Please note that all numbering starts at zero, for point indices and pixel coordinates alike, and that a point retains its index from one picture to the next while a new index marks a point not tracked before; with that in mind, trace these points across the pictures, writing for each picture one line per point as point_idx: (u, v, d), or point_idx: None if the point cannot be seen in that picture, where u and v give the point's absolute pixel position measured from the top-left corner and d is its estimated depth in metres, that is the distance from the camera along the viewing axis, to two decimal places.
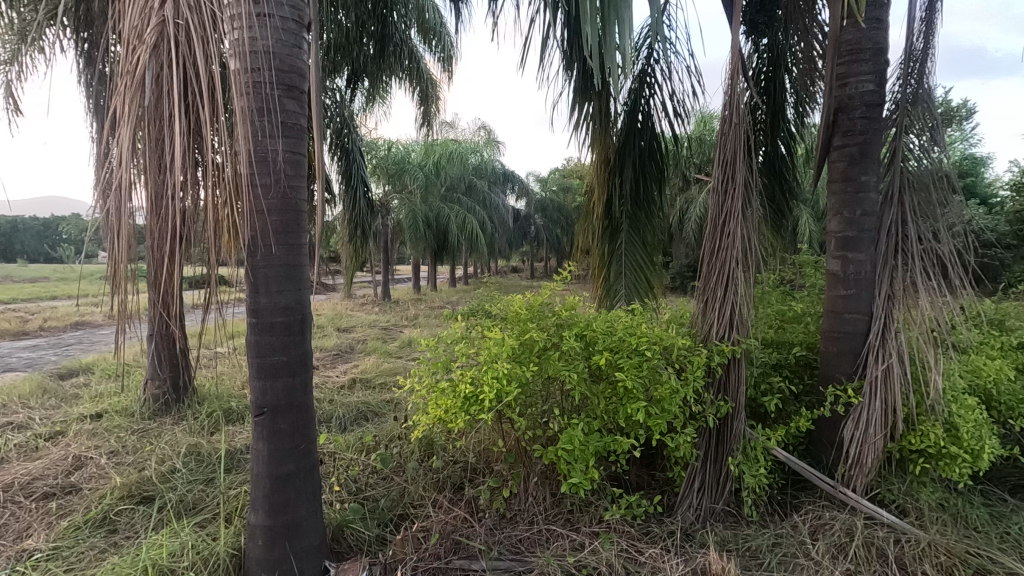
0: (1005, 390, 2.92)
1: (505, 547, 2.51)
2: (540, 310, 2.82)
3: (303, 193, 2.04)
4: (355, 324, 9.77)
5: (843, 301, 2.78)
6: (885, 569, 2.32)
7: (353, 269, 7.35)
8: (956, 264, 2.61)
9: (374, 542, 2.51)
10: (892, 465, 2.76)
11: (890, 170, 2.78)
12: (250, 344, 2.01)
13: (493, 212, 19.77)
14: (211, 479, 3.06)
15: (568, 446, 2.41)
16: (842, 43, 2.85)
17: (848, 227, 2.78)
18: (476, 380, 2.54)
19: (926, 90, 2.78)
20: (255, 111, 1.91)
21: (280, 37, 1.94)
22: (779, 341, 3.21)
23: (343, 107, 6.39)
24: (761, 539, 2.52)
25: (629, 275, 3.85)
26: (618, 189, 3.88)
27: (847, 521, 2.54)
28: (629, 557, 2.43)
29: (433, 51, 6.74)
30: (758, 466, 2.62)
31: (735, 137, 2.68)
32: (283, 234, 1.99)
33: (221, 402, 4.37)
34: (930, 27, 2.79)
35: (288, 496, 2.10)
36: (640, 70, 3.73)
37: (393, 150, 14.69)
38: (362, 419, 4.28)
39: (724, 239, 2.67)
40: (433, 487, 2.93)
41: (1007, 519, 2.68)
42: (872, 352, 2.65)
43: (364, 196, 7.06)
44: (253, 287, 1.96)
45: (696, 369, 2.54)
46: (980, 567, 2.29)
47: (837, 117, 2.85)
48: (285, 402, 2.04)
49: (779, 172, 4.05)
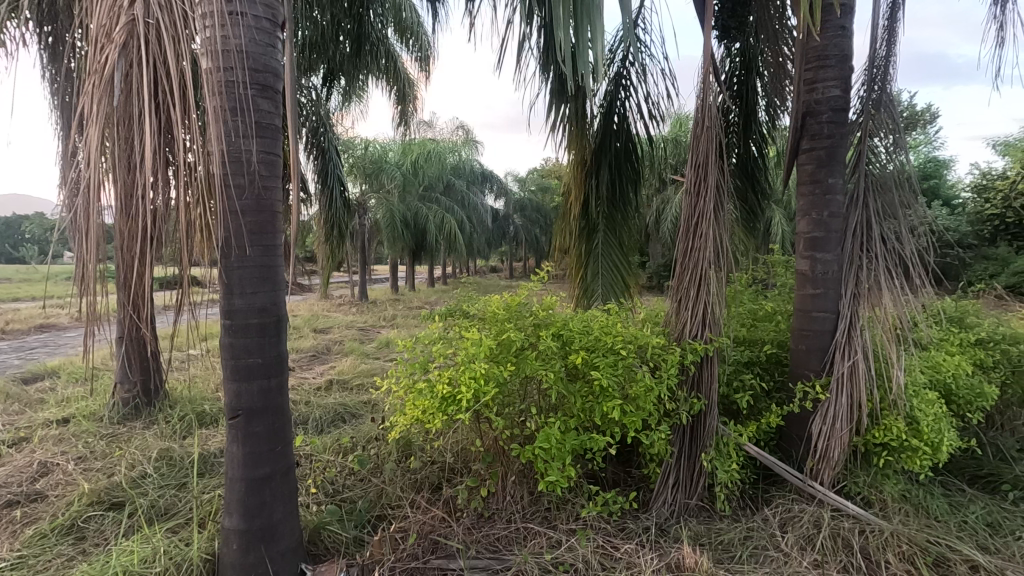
0: (964, 385, 3.04)
1: (484, 545, 2.53)
2: (518, 310, 2.84)
3: (278, 193, 2.02)
4: (332, 325, 9.70)
5: (811, 300, 2.85)
6: (850, 559, 2.41)
7: (330, 270, 7.29)
8: (917, 264, 2.72)
9: (351, 543, 2.51)
10: (857, 458, 2.85)
11: (855, 173, 2.87)
12: (224, 346, 1.98)
13: (472, 212, 19.77)
14: (184, 483, 3.01)
15: (545, 444, 2.44)
16: (809, 49, 2.93)
17: (816, 228, 2.85)
18: (453, 380, 2.56)
19: (889, 96, 2.88)
20: (228, 111, 1.88)
21: (254, 36, 1.91)
22: (751, 339, 3.28)
23: (319, 105, 6.33)
24: (733, 533, 2.59)
25: (605, 275, 3.91)
26: (595, 190, 3.92)
27: (815, 512, 2.62)
28: (606, 553, 2.47)
29: (410, 49, 6.70)
30: (731, 462, 2.68)
31: (707, 141, 2.75)
32: (257, 235, 1.97)
33: (193, 405, 4.29)
34: (892, 35, 2.92)
35: (264, 498, 2.08)
36: (616, 73, 3.80)
37: (369, 150, 14.58)
38: (339, 420, 4.26)
39: (697, 240, 2.73)
40: (411, 488, 2.93)
41: (965, 508, 2.80)
42: (839, 350, 2.73)
43: (341, 196, 7.01)
44: (227, 288, 1.94)
45: (670, 367, 2.60)
46: (940, 555, 2.39)
47: (805, 121, 2.93)
48: (260, 404, 2.02)
49: (752, 173, 4.13)
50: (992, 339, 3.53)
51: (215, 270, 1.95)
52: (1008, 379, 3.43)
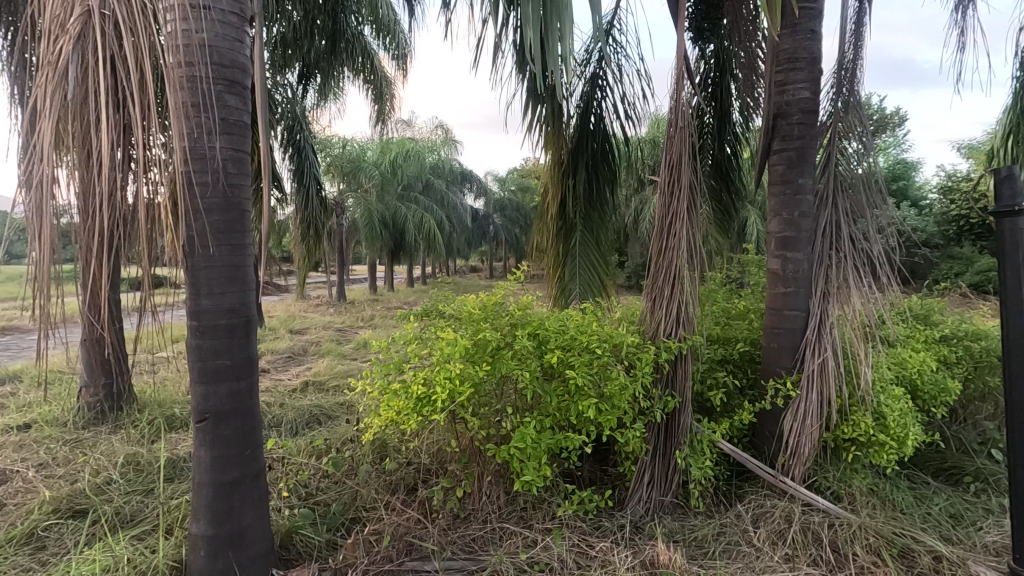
0: (929, 381, 3.12)
1: (459, 547, 2.52)
2: (494, 310, 2.84)
3: (246, 191, 1.98)
4: (309, 326, 9.57)
5: (782, 298, 2.89)
6: (819, 553, 2.45)
7: (306, 270, 7.18)
8: (884, 263, 2.80)
9: (324, 547, 2.47)
10: (827, 453, 2.90)
11: (824, 173, 2.94)
12: (190, 347, 1.93)
13: (453, 212, 19.66)
14: (151, 489, 2.93)
15: (520, 444, 2.44)
16: (780, 52, 2.97)
17: (787, 227, 2.89)
18: (429, 381, 2.55)
19: (857, 101, 2.96)
20: (190, 107, 1.83)
21: (220, 30, 1.87)
22: (725, 337, 3.32)
23: (294, 104, 6.37)
24: (706, 529, 2.62)
25: (583, 275, 3.93)
26: (572, 190, 3.93)
27: (786, 507, 2.66)
28: (581, 552, 2.47)
29: (386, 48, 6.62)
30: (705, 458, 2.71)
31: (680, 141, 2.78)
32: (224, 234, 1.92)
33: (162, 409, 4.18)
34: (859, 39, 2.99)
35: (232, 503, 2.03)
36: (593, 74, 3.83)
37: (347, 149, 14.44)
38: (314, 423, 4.18)
39: (671, 239, 2.75)
40: (386, 489, 2.90)
41: (929, 500, 2.89)
42: (809, 347, 2.78)
43: (317, 196, 6.92)
44: (194, 288, 1.89)
45: (645, 365, 2.62)
46: (905, 546, 2.44)
47: (777, 123, 2.97)
48: (229, 406, 1.97)
49: (726, 173, 4.19)
50: (955, 336, 3.63)
51: (181, 270, 1.90)
52: (971, 375, 3.53)
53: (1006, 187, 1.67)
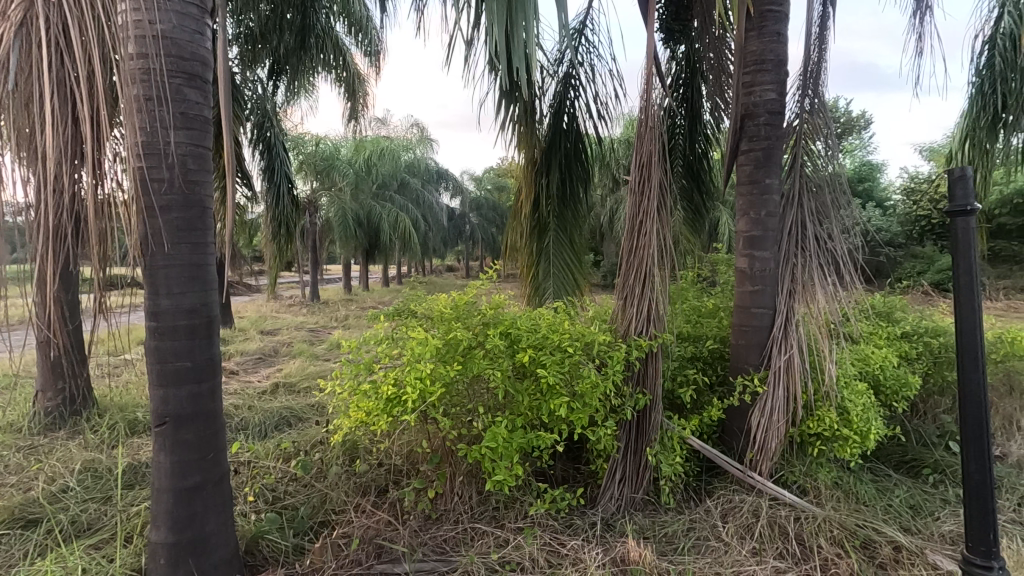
0: (891, 376, 3.21)
1: (430, 548, 2.49)
2: (465, 309, 2.81)
3: (207, 188, 1.92)
4: (280, 327, 9.38)
5: (750, 296, 2.94)
6: (786, 546, 2.50)
7: (277, 270, 7.04)
8: (847, 262, 2.86)
9: (291, 552, 2.42)
10: (794, 448, 2.96)
11: (791, 174, 2.99)
12: (149, 349, 1.87)
13: (429, 211, 19.51)
14: (109, 497, 2.82)
15: (491, 444, 2.42)
16: (748, 53, 3.01)
17: (754, 227, 2.94)
18: (399, 381, 2.53)
19: (822, 102, 3.02)
20: (144, 100, 1.77)
21: (180, 22, 1.81)
22: (695, 335, 3.36)
23: (264, 100, 6.25)
24: (676, 525, 2.65)
25: (557, 274, 3.93)
26: (546, 189, 3.93)
27: (754, 502, 2.70)
28: (552, 550, 2.47)
29: (358, 44, 6.53)
30: (674, 455, 2.74)
31: (650, 140, 2.80)
32: (184, 232, 1.86)
33: (124, 413, 4.05)
34: (823, 41, 3.06)
35: (194, 509, 1.97)
36: (565, 73, 3.84)
37: (320, 147, 14.22)
38: (283, 425, 4.11)
39: (641, 238, 2.77)
40: (356, 492, 2.86)
41: (890, 492, 2.97)
42: (776, 344, 2.83)
43: (288, 194, 6.80)
44: (152, 288, 1.83)
45: (616, 363, 2.64)
46: (867, 538, 2.51)
47: (745, 123, 3.02)
48: (189, 410, 1.91)
49: (696, 173, 4.24)
50: (915, 333, 3.75)
51: (138, 270, 1.84)
52: (930, 370, 3.64)
53: (959, 187, 1.73)
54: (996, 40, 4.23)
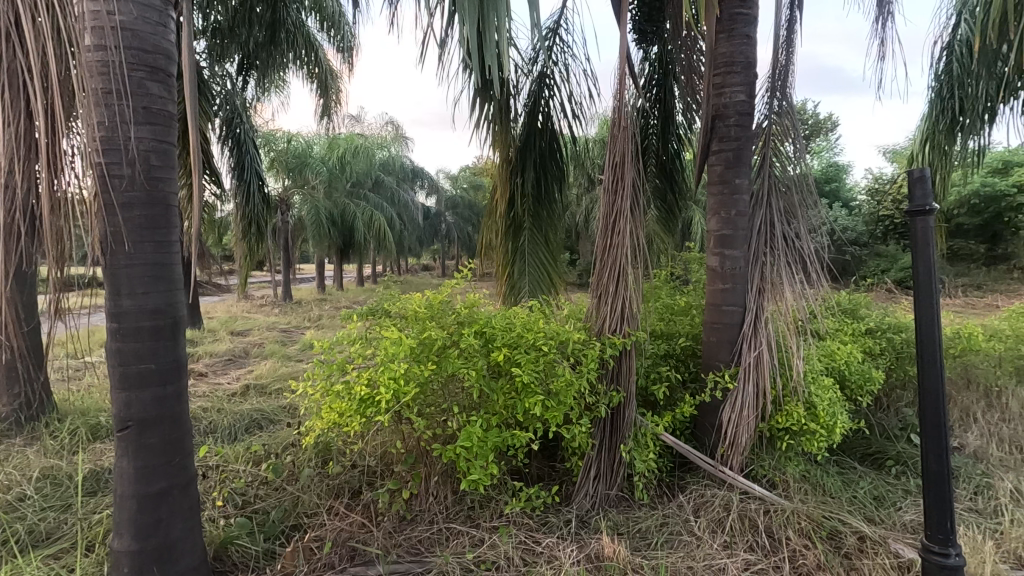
0: (856, 371, 3.30)
1: (404, 549, 2.47)
2: (440, 308, 2.79)
3: (172, 186, 1.87)
4: (251, 328, 9.19)
5: (721, 294, 2.99)
6: (755, 539, 2.55)
7: (247, 269, 6.88)
8: (814, 260, 2.93)
9: (261, 557, 2.38)
10: (763, 443, 3.02)
11: (760, 174, 3.05)
12: (110, 351, 1.81)
13: (404, 210, 19.34)
14: (70, 505, 2.73)
15: (466, 443, 2.41)
16: (718, 55, 3.06)
17: (725, 226, 2.99)
18: (373, 381, 2.50)
19: (790, 104, 3.08)
20: (102, 94, 1.71)
21: (142, 13, 1.76)
22: (668, 332, 3.40)
23: (233, 95, 6.11)
24: (650, 520, 2.68)
25: (532, 273, 3.93)
26: (520, 188, 3.93)
27: (725, 496, 2.75)
28: (527, 548, 2.48)
29: (331, 40, 6.42)
30: (648, 451, 2.77)
31: (624, 140, 2.82)
32: (147, 231, 1.80)
33: (86, 418, 3.91)
34: (790, 45, 3.13)
35: (159, 515, 1.92)
36: (540, 72, 3.85)
37: (292, 144, 13.97)
38: (254, 428, 4.02)
39: (615, 236, 2.79)
40: (329, 494, 2.81)
41: (856, 484, 3.06)
42: (746, 341, 2.88)
43: (259, 191, 6.66)
44: (114, 289, 1.78)
45: (591, 361, 2.65)
46: (833, 528, 2.57)
47: (715, 123, 3.07)
48: (154, 413, 1.86)
49: (669, 173, 4.29)
50: (879, 328, 3.87)
51: (99, 270, 1.78)
52: (893, 364, 3.75)
53: (919, 188, 1.79)
54: (953, 46, 4.40)
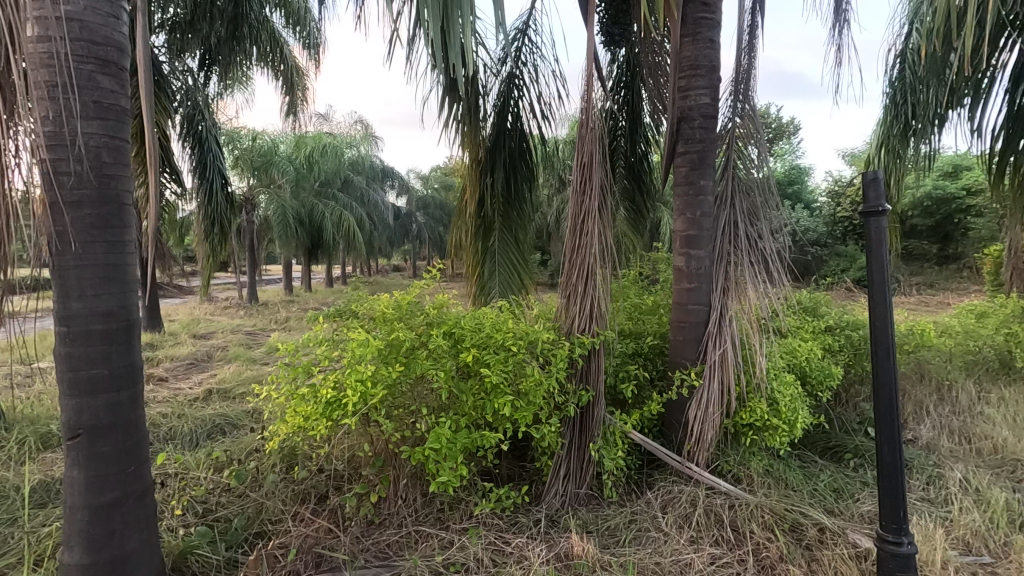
0: (816, 367, 3.40)
1: (372, 553, 2.44)
2: (408, 309, 2.76)
3: (125, 184, 1.80)
4: (215, 330, 8.94)
5: (686, 293, 3.04)
6: (721, 533, 2.60)
7: (210, 270, 6.69)
8: (776, 259, 2.99)
9: (223, 565, 2.32)
10: (728, 439, 3.09)
11: (724, 176, 3.11)
12: (59, 356, 1.73)
13: (374, 210, 19.09)
14: (16, 518, 2.60)
15: (435, 445, 2.39)
16: (683, 58, 3.10)
17: (690, 227, 3.05)
18: (340, 384, 2.46)
19: (752, 107, 3.15)
20: (49, 88, 1.64)
21: (92, 4, 1.69)
22: (636, 331, 3.44)
23: (194, 91, 5.94)
24: (618, 518, 2.71)
25: (502, 274, 3.93)
26: (490, 189, 3.91)
27: (691, 492, 2.80)
28: (497, 548, 2.47)
29: (296, 37, 6.31)
30: (617, 449, 2.79)
31: (592, 140, 2.83)
32: (99, 230, 1.73)
33: (35, 426, 3.74)
34: (752, 49, 3.20)
35: (113, 526, 1.84)
36: (509, 73, 3.84)
37: (258, 142, 13.65)
38: (217, 433, 3.91)
39: (584, 236, 2.81)
40: (294, 500, 2.75)
41: (816, 477, 3.15)
42: (711, 339, 2.94)
43: (223, 191, 6.49)
44: (63, 291, 1.70)
45: (560, 360, 2.66)
46: (795, 521, 2.64)
47: (680, 125, 3.12)
48: (107, 421, 1.78)
49: (637, 174, 4.34)
50: (838, 326, 4.01)
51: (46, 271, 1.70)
52: (852, 361, 3.89)
53: (872, 190, 1.85)
54: (906, 54, 4.60)
